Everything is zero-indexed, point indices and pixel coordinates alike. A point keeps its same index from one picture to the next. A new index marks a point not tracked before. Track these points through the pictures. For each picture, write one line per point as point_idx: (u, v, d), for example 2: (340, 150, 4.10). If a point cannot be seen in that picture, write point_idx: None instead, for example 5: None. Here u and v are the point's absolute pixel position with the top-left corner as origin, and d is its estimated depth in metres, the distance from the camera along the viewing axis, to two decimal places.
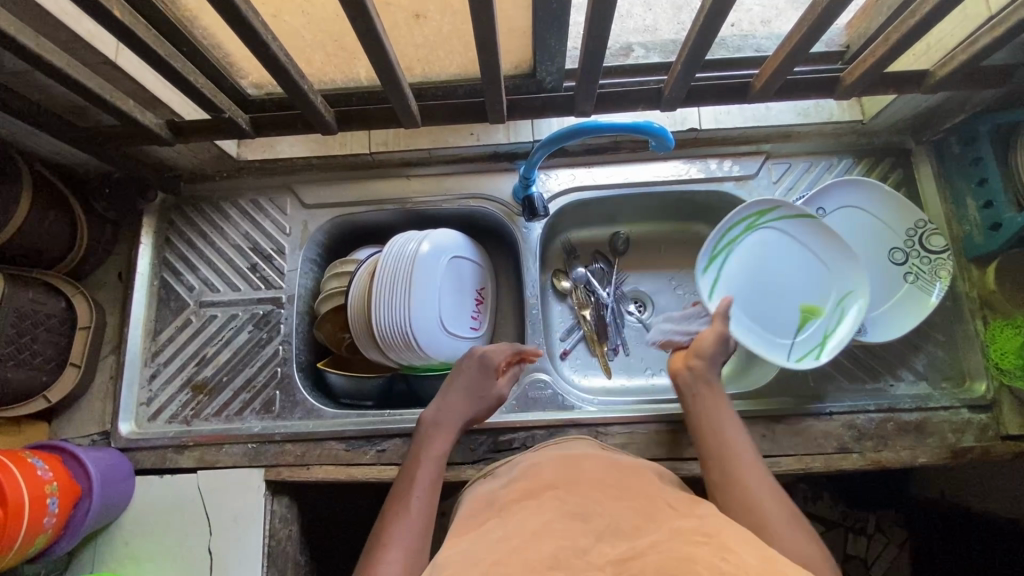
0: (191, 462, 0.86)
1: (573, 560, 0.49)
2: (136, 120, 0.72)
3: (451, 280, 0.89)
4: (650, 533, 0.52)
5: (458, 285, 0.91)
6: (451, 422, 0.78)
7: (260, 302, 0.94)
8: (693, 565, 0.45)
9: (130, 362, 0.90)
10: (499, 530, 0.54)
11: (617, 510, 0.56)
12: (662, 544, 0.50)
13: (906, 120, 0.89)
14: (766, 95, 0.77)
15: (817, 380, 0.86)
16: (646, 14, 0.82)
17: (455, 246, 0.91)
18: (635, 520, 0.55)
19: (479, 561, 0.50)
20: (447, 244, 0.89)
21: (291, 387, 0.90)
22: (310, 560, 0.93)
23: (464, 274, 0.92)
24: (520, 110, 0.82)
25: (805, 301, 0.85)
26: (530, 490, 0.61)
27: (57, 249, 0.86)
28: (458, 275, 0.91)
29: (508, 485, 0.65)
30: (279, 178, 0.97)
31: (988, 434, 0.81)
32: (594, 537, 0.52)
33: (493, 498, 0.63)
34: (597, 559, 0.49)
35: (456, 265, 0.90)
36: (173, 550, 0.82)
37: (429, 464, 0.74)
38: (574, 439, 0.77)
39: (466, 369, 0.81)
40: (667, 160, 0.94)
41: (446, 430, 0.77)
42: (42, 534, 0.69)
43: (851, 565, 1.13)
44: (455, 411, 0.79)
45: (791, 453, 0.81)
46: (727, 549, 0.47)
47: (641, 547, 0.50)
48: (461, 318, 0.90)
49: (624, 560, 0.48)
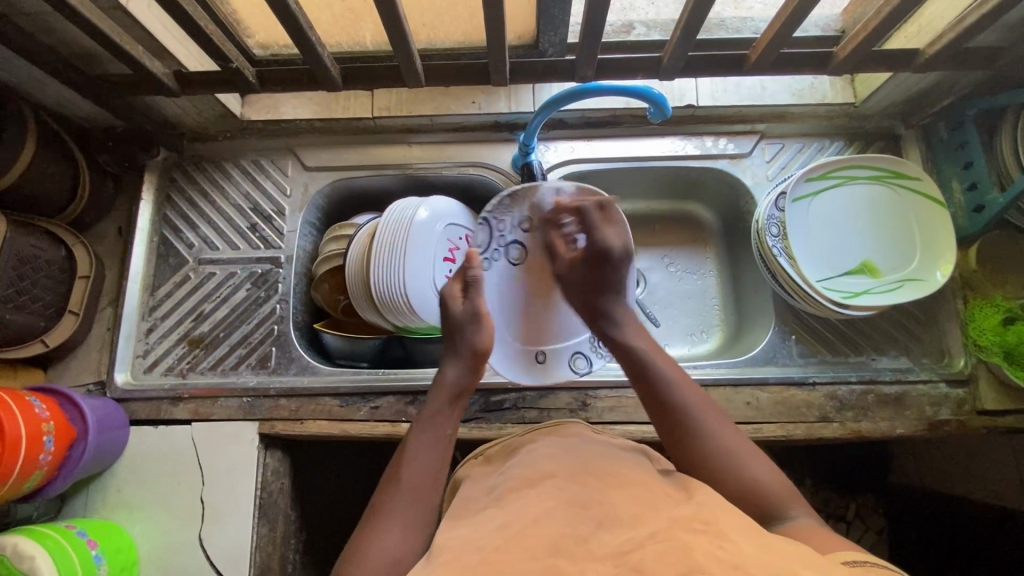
0: (186, 414, 0.87)
1: (574, 548, 0.49)
2: (146, 68, 0.73)
3: (538, 261, 0.83)
4: (648, 524, 0.51)
5: (512, 278, 0.83)
6: (446, 375, 0.74)
7: (258, 261, 0.95)
8: (689, 557, 0.45)
9: (128, 315, 0.91)
10: (498, 522, 0.54)
11: (618, 498, 0.55)
12: (661, 534, 0.49)
13: (897, 105, 0.92)
14: (762, 68, 0.78)
15: (801, 352, 0.88)
16: (649, 7, 0.85)
17: (507, 225, 0.81)
18: (636, 506, 0.53)
19: (479, 548, 0.50)
20: (512, 210, 0.81)
21: (287, 344, 0.91)
22: (301, 517, 0.95)
23: (494, 265, 0.82)
24: (522, 74, 0.81)
25: (867, 259, 0.87)
26: (530, 479, 0.59)
27: (59, 197, 0.86)
28: (508, 265, 0.83)
29: (504, 471, 0.63)
30: (281, 140, 0.98)
31: (964, 409, 0.84)
32: (594, 524, 0.51)
33: (491, 482, 0.62)
34: (599, 549, 0.49)
35: (516, 248, 0.83)
36: (166, 499, 0.84)
37: (429, 433, 0.69)
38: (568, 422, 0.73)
39: (456, 315, 0.76)
40: (666, 135, 0.96)
41: (443, 401, 0.72)
42: (38, 471, 0.70)
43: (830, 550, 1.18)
44: (466, 349, 0.74)
45: (774, 420, 0.83)
46: (722, 535, 0.47)
47: (640, 539, 0.49)
48: (529, 320, 0.83)
49: (623, 552, 0.48)
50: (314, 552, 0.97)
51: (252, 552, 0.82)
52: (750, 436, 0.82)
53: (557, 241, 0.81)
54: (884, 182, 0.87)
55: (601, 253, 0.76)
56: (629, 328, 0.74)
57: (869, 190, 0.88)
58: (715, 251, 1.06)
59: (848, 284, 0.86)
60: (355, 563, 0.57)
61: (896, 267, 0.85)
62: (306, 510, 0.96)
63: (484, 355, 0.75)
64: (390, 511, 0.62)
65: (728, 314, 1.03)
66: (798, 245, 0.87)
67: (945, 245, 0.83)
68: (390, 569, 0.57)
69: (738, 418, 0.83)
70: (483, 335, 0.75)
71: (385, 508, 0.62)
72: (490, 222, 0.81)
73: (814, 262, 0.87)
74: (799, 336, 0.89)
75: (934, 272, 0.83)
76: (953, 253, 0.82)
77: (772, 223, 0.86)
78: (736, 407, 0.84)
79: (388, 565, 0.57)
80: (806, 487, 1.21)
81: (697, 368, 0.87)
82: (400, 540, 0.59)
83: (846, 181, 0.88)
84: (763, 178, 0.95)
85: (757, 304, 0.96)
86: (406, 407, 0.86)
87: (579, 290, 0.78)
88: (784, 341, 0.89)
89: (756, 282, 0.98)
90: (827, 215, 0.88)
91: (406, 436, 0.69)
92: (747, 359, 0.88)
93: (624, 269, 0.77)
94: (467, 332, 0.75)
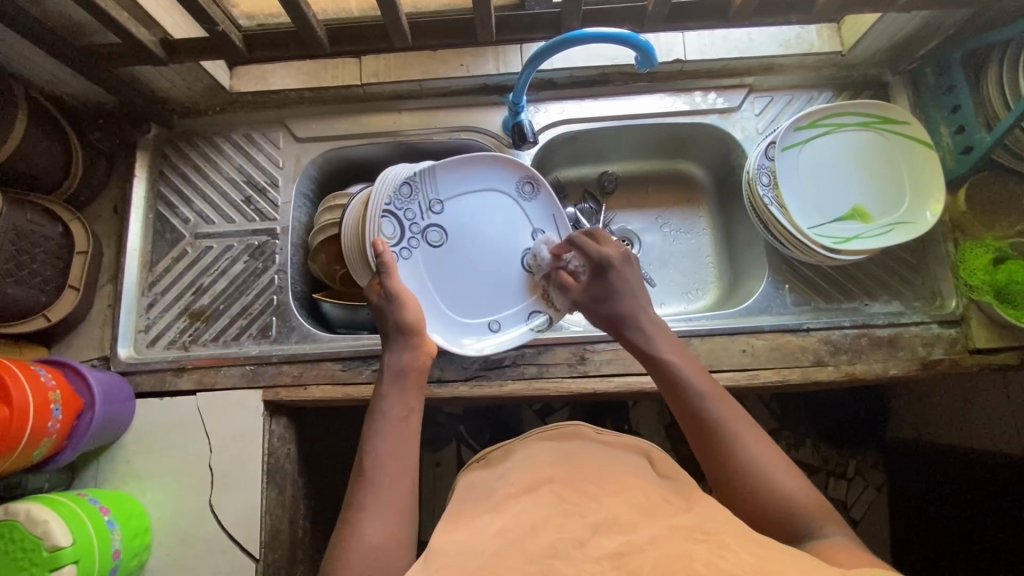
0: (191, 384, 0.88)
1: (572, 552, 0.50)
2: (132, 34, 0.73)
3: (455, 240, 0.86)
4: (647, 528, 0.52)
5: (436, 261, 0.84)
6: (392, 350, 0.73)
7: (255, 233, 0.95)
8: (689, 566, 0.46)
9: (126, 291, 0.92)
10: (499, 525, 0.55)
11: (615, 504, 0.56)
12: (659, 541, 0.50)
13: (884, 51, 0.91)
14: (746, 13, 0.78)
15: (795, 300, 0.90)
16: None
17: (415, 213, 0.82)
18: (630, 513, 0.55)
19: (477, 555, 0.50)
20: (418, 196, 0.82)
21: (287, 313, 0.92)
22: (310, 485, 0.96)
23: (415, 251, 0.83)
24: (509, 30, 0.82)
25: (856, 204, 0.88)
26: (528, 483, 0.61)
27: (53, 174, 0.87)
28: (429, 249, 0.84)
29: (505, 470, 0.64)
30: (271, 112, 0.98)
31: (956, 348, 0.85)
32: (592, 530, 0.53)
33: (490, 483, 0.63)
34: (596, 552, 0.51)
35: (434, 231, 0.84)
36: (175, 469, 0.85)
37: (388, 418, 0.67)
38: (565, 426, 0.71)
39: (376, 302, 0.75)
40: (654, 92, 0.96)
41: (392, 381, 0.70)
42: (47, 439, 0.71)
43: (833, 507, 1.20)
44: (399, 331, 0.73)
45: (769, 366, 0.85)
46: (723, 545, 0.48)
47: (638, 543, 0.50)
48: (468, 294, 0.86)
49: (621, 554, 0.50)
50: (323, 517, 0.99)
51: (263, 515, 0.84)
52: (746, 382, 0.84)
53: (563, 278, 0.85)
54: (873, 127, 0.89)
55: (599, 264, 0.78)
56: (652, 330, 0.74)
57: (859, 137, 0.89)
58: (707, 208, 1.07)
59: (839, 230, 0.87)
60: (338, 555, 0.57)
61: (887, 211, 0.87)
62: (314, 476, 0.98)
63: (416, 328, 0.73)
64: (367, 499, 0.61)
65: (722, 269, 1.04)
66: (790, 194, 0.88)
67: (934, 188, 0.85)
68: (371, 554, 0.57)
69: (732, 365, 0.85)
70: (410, 311, 0.73)
71: (359, 497, 0.61)
72: (395, 211, 0.80)
73: (804, 211, 0.88)
74: (792, 284, 0.90)
75: (924, 212, 0.85)
76: (942, 193, 0.84)
77: (761, 172, 0.87)
78: (731, 355, 0.85)
79: (371, 552, 0.57)
80: (806, 447, 1.23)
81: (691, 320, 0.88)
82: (381, 525, 0.59)
83: (834, 129, 0.89)
84: (752, 130, 0.95)
85: (750, 257, 0.98)
86: None
87: (592, 306, 0.79)
88: (778, 291, 0.90)
89: (748, 235, 0.99)
90: (816, 163, 0.89)
91: (368, 420, 0.67)
92: (743, 309, 0.89)
93: (628, 273, 0.78)
94: (390, 313, 0.74)
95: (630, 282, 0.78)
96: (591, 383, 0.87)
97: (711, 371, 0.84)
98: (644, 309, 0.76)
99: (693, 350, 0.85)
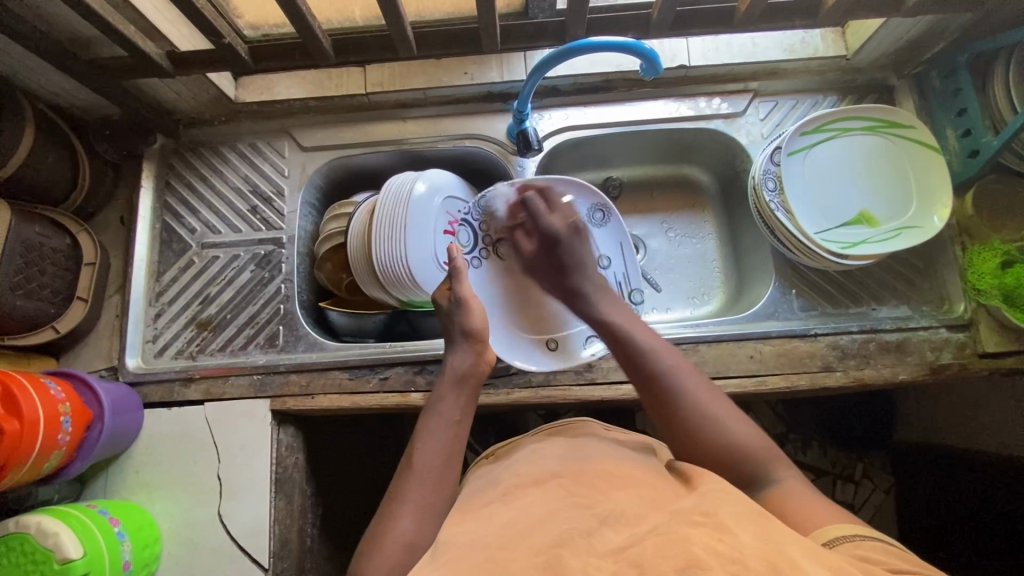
0: (198, 394, 0.88)
1: (578, 541, 0.50)
2: (139, 47, 0.74)
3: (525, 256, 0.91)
4: (653, 517, 0.51)
5: (501, 271, 0.91)
6: (458, 354, 0.74)
7: (261, 242, 0.96)
8: (688, 550, 0.45)
9: (134, 301, 0.92)
10: (506, 518, 0.54)
11: (624, 497, 0.55)
12: (661, 527, 0.49)
13: (889, 55, 0.91)
14: (751, 19, 0.78)
15: (802, 306, 0.89)
16: None
17: (489, 227, 0.90)
18: (638, 504, 0.54)
19: (484, 547, 0.51)
20: (477, 212, 0.89)
21: (293, 322, 0.92)
22: (318, 494, 0.96)
23: (483, 262, 0.90)
24: (514, 38, 0.82)
25: (863, 209, 0.88)
26: (537, 477, 0.60)
27: (60, 186, 0.87)
28: (499, 259, 0.91)
29: (509, 470, 0.64)
30: (277, 121, 0.99)
31: (965, 352, 0.84)
32: (600, 521, 0.52)
33: (496, 480, 0.63)
34: (601, 545, 0.50)
35: (504, 245, 0.91)
36: (183, 478, 0.85)
37: (441, 421, 0.68)
38: (575, 421, 0.75)
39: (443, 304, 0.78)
40: (659, 98, 0.96)
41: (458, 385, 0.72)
42: (57, 452, 0.71)
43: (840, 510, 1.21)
44: (461, 334, 0.75)
45: (777, 372, 0.84)
46: (722, 526, 0.47)
47: (640, 535, 0.50)
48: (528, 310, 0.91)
49: (622, 548, 0.48)
50: (331, 526, 0.99)
51: (271, 525, 0.84)
52: (754, 389, 0.83)
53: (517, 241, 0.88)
54: (879, 132, 0.88)
55: (549, 238, 0.84)
56: (600, 302, 0.78)
57: (864, 141, 0.89)
58: (713, 213, 1.07)
59: (845, 235, 0.87)
60: (374, 548, 0.57)
61: (895, 216, 0.87)
62: (322, 485, 0.98)
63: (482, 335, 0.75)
64: (405, 495, 0.61)
65: (728, 273, 1.04)
66: (797, 200, 0.88)
67: (942, 192, 0.85)
68: (406, 552, 0.57)
69: (740, 372, 0.84)
70: (478, 317, 0.75)
71: (399, 494, 0.62)
72: (470, 223, 0.89)
73: (811, 215, 0.88)
74: (799, 290, 0.90)
75: (931, 217, 0.84)
76: (948, 198, 0.84)
77: (767, 178, 0.86)
78: (739, 361, 0.85)
79: (404, 548, 0.57)
80: (814, 450, 1.23)
81: (698, 327, 0.88)
82: (416, 524, 0.59)
83: (840, 133, 0.89)
84: (757, 136, 0.95)
85: (757, 262, 0.97)
86: (414, 377, 0.87)
87: (546, 274, 0.84)
88: (785, 296, 0.90)
89: (754, 239, 0.99)
90: (822, 168, 0.89)
91: (419, 420, 0.69)
92: (749, 315, 0.89)
93: (576, 245, 0.83)
94: (459, 318, 0.75)
95: (580, 257, 0.82)
96: (598, 391, 0.87)
97: (719, 377, 0.84)
98: (591, 276, 0.81)
99: (700, 356, 0.85)
